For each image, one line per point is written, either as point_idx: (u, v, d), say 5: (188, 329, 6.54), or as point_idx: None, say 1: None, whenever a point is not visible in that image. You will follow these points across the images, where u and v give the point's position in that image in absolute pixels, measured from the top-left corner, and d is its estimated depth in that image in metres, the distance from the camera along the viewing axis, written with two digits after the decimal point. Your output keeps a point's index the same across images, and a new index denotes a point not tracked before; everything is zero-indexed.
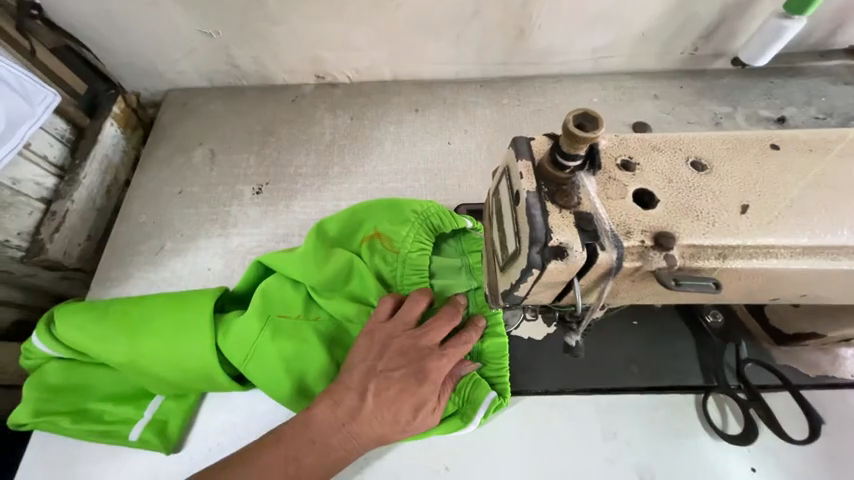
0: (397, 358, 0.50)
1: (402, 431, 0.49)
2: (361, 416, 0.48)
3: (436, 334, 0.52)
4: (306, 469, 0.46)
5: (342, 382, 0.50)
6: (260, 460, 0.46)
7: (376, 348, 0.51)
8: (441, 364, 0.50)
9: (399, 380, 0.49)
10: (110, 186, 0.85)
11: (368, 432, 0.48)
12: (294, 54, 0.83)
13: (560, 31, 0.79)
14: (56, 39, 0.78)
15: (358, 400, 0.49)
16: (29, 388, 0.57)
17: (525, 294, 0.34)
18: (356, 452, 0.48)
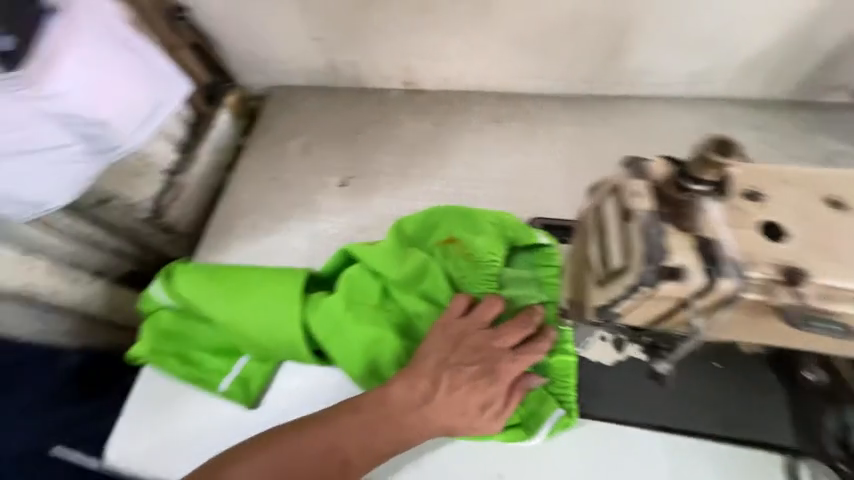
0: (471, 355, 0.54)
1: (466, 423, 0.53)
2: (433, 402, 0.53)
3: (509, 338, 0.55)
4: (380, 438, 0.53)
5: (416, 368, 0.55)
6: (341, 422, 0.53)
7: (452, 343, 0.55)
8: (511, 367, 0.54)
9: (471, 375, 0.53)
10: (218, 166, 0.97)
11: (437, 417, 0.53)
12: (389, 60, 0.88)
13: (658, 51, 0.78)
14: (193, 36, 0.89)
15: (431, 387, 0.53)
16: (150, 328, 0.68)
17: (620, 312, 0.35)
18: (423, 433, 0.54)
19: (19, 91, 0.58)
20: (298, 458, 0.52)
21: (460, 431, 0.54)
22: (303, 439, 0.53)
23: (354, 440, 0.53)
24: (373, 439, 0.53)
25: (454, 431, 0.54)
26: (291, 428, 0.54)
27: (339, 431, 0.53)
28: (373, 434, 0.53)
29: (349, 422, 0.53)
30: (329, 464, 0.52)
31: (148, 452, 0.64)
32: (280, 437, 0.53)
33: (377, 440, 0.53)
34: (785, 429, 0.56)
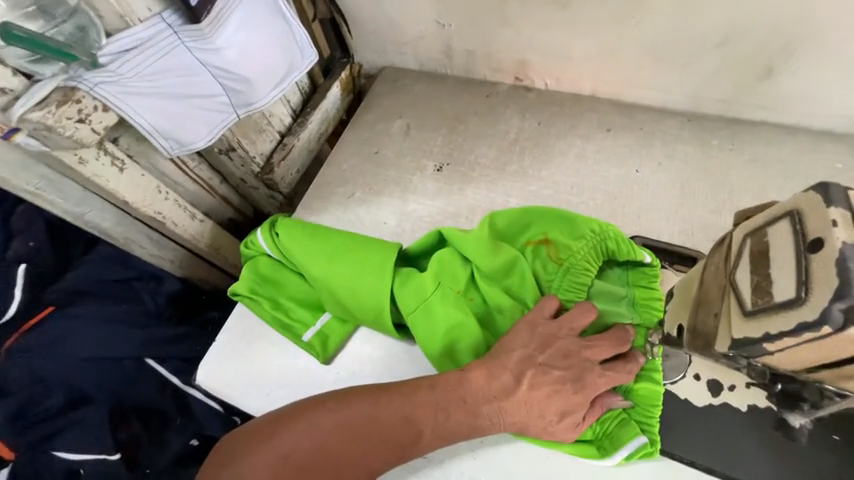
0: (558, 359, 0.54)
1: (541, 426, 0.53)
2: (511, 397, 0.53)
3: (599, 351, 0.54)
4: (452, 422, 0.53)
5: (497, 361, 0.55)
6: (415, 396, 0.54)
7: (541, 342, 0.54)
8: (598, 380, 0.53)
9: (557, 379, 0.53)
10: (321, 135, 1.02)
11: (514, 412, 0.53)
12: (508, 53, 0.87)
13: (819, 78, 0.69)
14: (326, 11, 0.94)
15: (512, 382, 0.53)
16: (246, 270, 0.72)
17: (773, 350, 0.32)
18: (493, 425, 0.54)
19: (189, 42, 0.61)
20: (370, 424, 0.53)
21: (532, 432, 0.53)
22: (376, 407, 0.54)
23: (425, 418, 0.53)
24: (445, 421, 0.53)
25: (526, 430, 0.54)
26: (367, 392, 0.55)
27: (413, 405, 0.54)
28: (445, 415, 0.53)
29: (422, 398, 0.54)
30: (399, 435, 0.53)
31: (229, 382, 0.69)
32: (355, 401, 0.54)
33: (447, 421, 0.53)
34: None
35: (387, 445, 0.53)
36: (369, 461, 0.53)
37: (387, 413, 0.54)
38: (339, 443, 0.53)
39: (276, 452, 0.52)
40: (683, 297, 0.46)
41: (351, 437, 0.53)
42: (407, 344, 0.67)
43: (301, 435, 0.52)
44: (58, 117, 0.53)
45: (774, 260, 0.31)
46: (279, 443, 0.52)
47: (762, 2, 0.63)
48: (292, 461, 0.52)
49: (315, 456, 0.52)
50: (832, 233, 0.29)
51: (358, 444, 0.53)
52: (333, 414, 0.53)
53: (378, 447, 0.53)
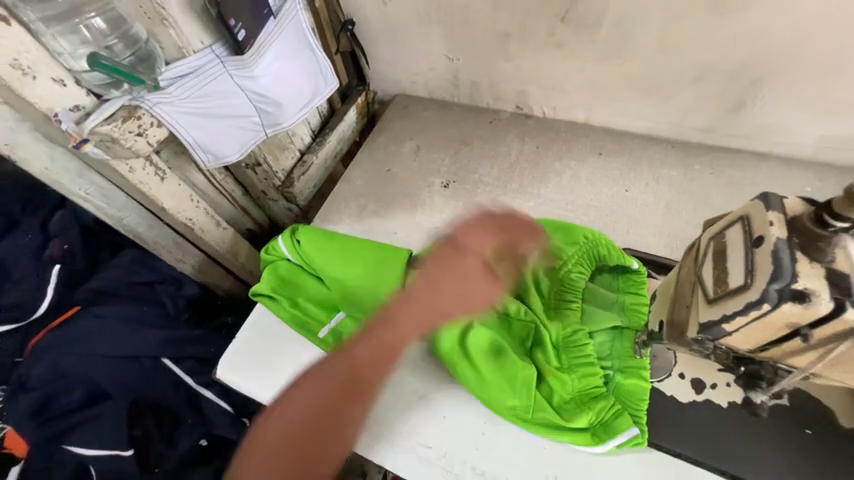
0: (459, 255, 0.61)
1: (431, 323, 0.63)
2: (424, 314, 0.62)
3: (480, 237, 0.62)
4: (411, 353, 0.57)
5: (441, 287, 0.60)
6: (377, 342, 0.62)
7: (449, 246, 0.62)
8: (468, 266, 0.61)
9: (455, 264, 0.61)
10: (338, 154, 1.11)
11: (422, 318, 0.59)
12: (509, 84, 0.97)
13: (784, 112, 0.78)
14: (347, 45, 1.03)
15: (442, 299, 0.59)
16: (269, 272, 0.78)
17: (731, 331, 0.38)
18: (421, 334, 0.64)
19: (232, 71, 0.71)
20: (348, 372, 0.62)
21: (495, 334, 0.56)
22: (347, 357, 0.63)
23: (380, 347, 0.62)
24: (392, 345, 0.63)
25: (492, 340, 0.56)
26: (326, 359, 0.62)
27: (354, 350, 0.61)
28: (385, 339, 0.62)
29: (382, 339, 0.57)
30: (371, 367, 0.61)
31: (247, 378, 0.73)
32: (318, 368, 0.62)
33: (386, 342, 0.62)
34: None
35: (369, 379, 0.62)
36: (345, 411, 0.56)
37: (359, 356, 0.62)
38: (328, 397, 0.58)
39: (279, 425, 0.57)
40: (663, 297, 0.53)
41: (339, 384, 0.60)
42: (416, 342, 0.72)
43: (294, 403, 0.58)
44: (122, 131, 0.60)
45: (730, 254, 0.37)
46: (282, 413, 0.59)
47: (730, 49, 0.73)
48: (297, 423, 0.57)
49: (314, 414, 0.57)
50: (769, 229, 0.34)
51: (334, 399, 0.57)
52: (318, 375, 0.61)
53: (350, 393, 0.56)
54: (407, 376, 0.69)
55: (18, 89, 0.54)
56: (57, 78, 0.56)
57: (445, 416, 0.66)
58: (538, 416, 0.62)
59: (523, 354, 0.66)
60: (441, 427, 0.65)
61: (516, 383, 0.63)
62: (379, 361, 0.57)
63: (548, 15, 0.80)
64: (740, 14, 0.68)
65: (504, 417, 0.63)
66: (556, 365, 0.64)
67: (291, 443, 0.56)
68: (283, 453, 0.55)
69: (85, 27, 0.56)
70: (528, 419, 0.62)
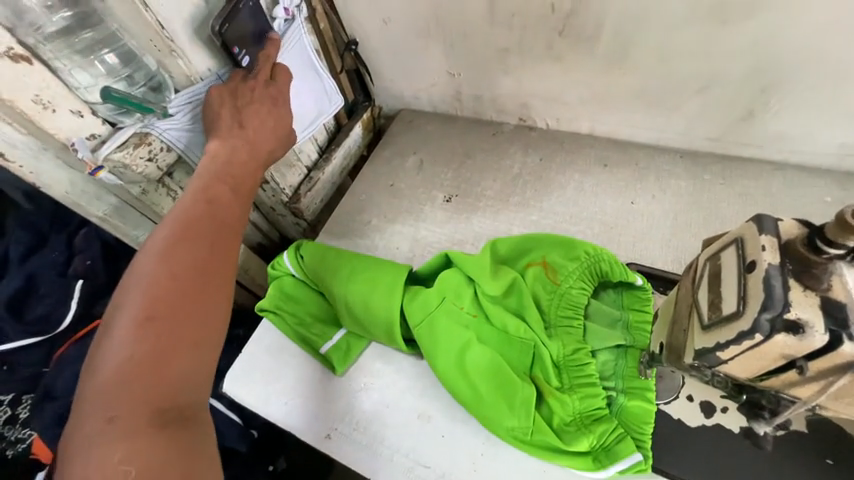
0: (248, 95, 0.68)
1: (240, 194, 0.62)
2: (235, 154, 0.64)
3: (280, 84, 0.73)
4: (216, 204, 0.58)
5: (244, 111, 0.67)
6: (187, 217, 0.55)
7: (234, 90, 0.67)
8: (272, 113, 0.69)
9: (249, 102, 0.68)
10: (344, 168, 1.14)
11: (223, 172, 0.61)
12: (511, 98, 0.97)
13: (798, 120, 0.75)
14: (352, 63, 1.04)
15: (245, 151, 0.65)
16: (272, 287, 0.79)
17: (726, 360, 0.36)
18: (235, 208, 0.60)
19: None
20: (180, 266, 0.51)
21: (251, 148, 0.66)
22: (168, 252, 0.51)
23: (222, 213, 0.58)
24: (208, 221, 0.55)
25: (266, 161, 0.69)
26: (129, 280, 0.50)
27: (168, 254, 0.51)
28: (204, 214, 0.56)
29: (211, 211, 0.57)
30: (213, 247, 0.54)
31: (248, 395, 0.72)
32: (127, 293, 0.49)
33: (212, 216, 0.56)
34: None
35: (207, 265, 0.52)
36: (202, 299, 0.50)
37: (177, 244, 0.52)
38: (181, 284, 0.50)
39: (118, 336, 0.46)
40: (663, 316, 0.50)
41: (180, 269, 0.50)
42: (416, 359, 0.72)
43: (137, 301, 0.48)
44: (133, 157, 0.66)
45: (724, 278, 0.36)
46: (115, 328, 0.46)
47: (734, 57, 0.71)
48: (139, 325, 0.46)
49: (170, 303, 0.48)
50: (761, 254, 0.33)
51: (188, 288, 0.50)
52: (135, 278, 0.50)
53: (206, 276, 0.52)
54: (409, 394, 0.69)
55: (39, 121, 0.59)
56: (75, 109, 0.60)
57: (443, 435, 0.65)
58: (537, 438, 0.60)
59: (523, 373, 0.65)
60: (439, 446, 0.64)
61: (515, 403, 0.61)
62: (199, 232, 0.54)
63: (546, 29, 0.80)
64: (742, 23, 0.66)
65: (501, 437, 0.62)
66: (556, 385, 0.63)
67: (149, 343, 0.45)
68: (131, 378, 0.44)
69: (100, 62, 0.60)
70: (527, 440, 0.61)
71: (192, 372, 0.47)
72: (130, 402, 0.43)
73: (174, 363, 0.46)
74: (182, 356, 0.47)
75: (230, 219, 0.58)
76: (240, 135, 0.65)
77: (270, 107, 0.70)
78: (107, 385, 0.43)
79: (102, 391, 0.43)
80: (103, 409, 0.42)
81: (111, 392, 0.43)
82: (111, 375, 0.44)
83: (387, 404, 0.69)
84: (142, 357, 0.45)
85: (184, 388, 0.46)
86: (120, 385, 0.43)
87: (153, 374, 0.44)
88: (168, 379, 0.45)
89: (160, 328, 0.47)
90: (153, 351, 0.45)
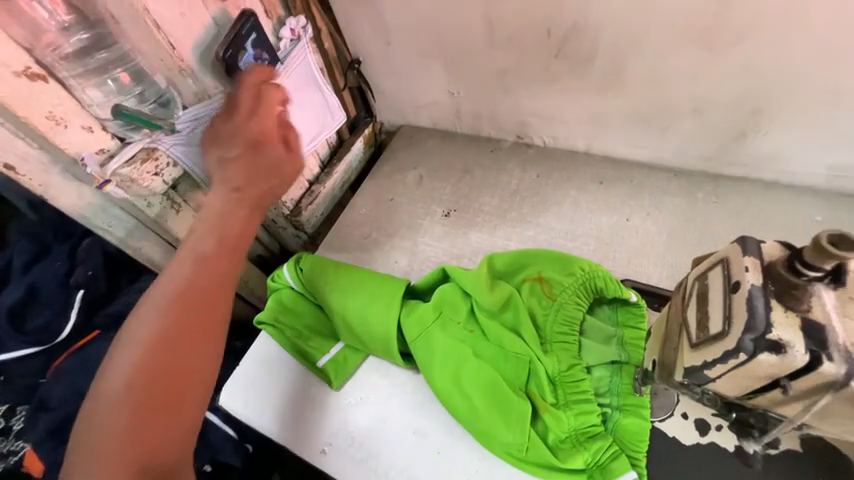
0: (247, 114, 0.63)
1: (240, 245, 0.60)
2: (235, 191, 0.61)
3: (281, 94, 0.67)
4: (217, 255, 0.58)
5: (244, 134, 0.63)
6: (188, 272, 0.55)
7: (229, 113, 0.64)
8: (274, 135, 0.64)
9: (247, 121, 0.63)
10: (345, 183, 1.16)
11: (223, 219, 0.59)
12: (509, 116, 0.99)
13: (786, 141, 0.77)
14: (355, 81, 1.08)
15: (252, 176, 0.62)
16: (272, 300, 0.80)
17: (714, 378, 0.36)
18: (237, 262, 0.59)
19: None
20: (182, 322, 0.53)
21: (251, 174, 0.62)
22: (175, 305, 0.54)
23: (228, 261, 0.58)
24: (215, 270, 0.57)
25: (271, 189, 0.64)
26: (130, 326, 0.53)
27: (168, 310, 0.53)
28: (206, 268, 0.56)
29: (211, 267, 0.57)
30: (213, 304, 0.56)
31: (244, 407, 0.72)
32: (126, 344, 0.52)
33: (218, 266, 0.57)
34: None
35: (208, 323, 0.55)
36: (193, 364, 0.53)
37: (181, 298, 0.54)
38: (174, 346, 0.53)
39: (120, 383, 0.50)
40: (656, 334, 0.51)
41: (177, 328, 0.53)
42: (412, 373, 0.72)
43: (130, 359, 0.51)
44: (141, 172, 0.67)
45: (710, 298, 0.37)
46: (116, 374, 0.50)
47: (723, 80, 0.73)
48: (139, 381, 0.50)
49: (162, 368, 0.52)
50: (745, 275, 0.34)
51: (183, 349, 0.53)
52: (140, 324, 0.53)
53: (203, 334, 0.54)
54: (406, 408, 0.69)
55: (52, 136, 0.61)
56: (86, 125, 0.62)
57: (439, 451, 0.65)
58: (533, 455, 0.60)
59: (518, 388, 0.65)
60: (433, 463, 0.64)
61: (510, 418, 0.62)
62: (200, 290, 0.55)
63: (542, 52, 0.83)
64: (730, 47, 0.69)
65: (496, 454, 0.62)
66: (551, 401, 0.63)
67: (146, 402, 0.50)
68: (120, 436, 0.49)
69: (112, 80, 0.63)
70: (522, 457, 0.60)
71: (175, 437, 0.52)
72: (114, 462, 0.48)
73: (167, 421, 0.51)
74: (167, 417, 0.51)
75: (228, 278, 0.58)
76: (253, 158, 0.62)
77: (273, 120, 0.64)
78: (99, 436, 0.49)
79: (97, 442, 0.48)
80: (105, 450, 0.48)
81: (101, 444, 0.48)
82: (113, 424, 0.49)
83: (384, 418, 0.69)
84: (130, 420, 0.49)
85: (166, 448, 0.51)
86: (119, 435, 0.49)
87: (147, 431, 0.50)
88: (162, 435, 0.50)
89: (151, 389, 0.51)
90: (141, 413, 0.50)
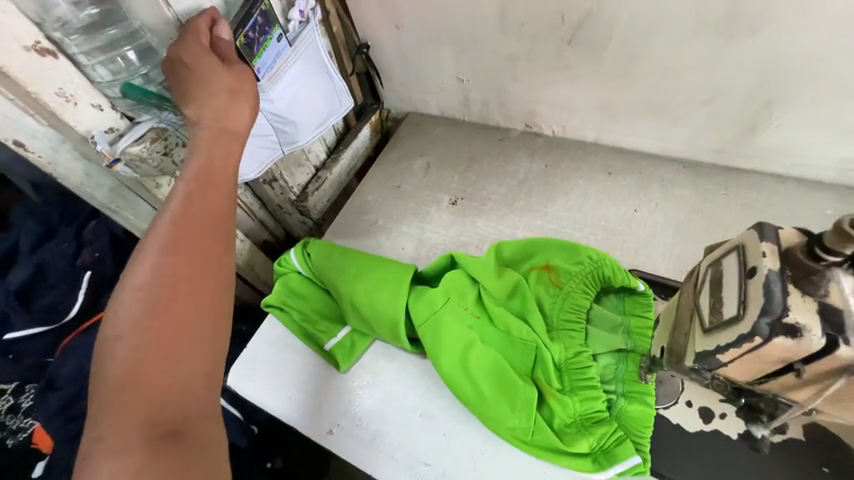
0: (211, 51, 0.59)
1: (228, 184, 0.55)
2: (216, 131, 0.56)
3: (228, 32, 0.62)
4: (207, 192, 0.53)
5: (210, 66, 0.57)
6: (181, 213, 0.51)
7: (191, 48, 0.57)
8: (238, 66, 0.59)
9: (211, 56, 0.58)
10: (352, 169, 1.16)
11: (207, 159, 0.54)
12: (519, 104, 0.98)
13: (800, 133, 0.76)
14: (362, 66, 1.07)
15: (224, 98, 0.57)
16: (279, 284, 0.80)
17: (727, 362, 0.37)
18: (228, 200, 0.55)
19: None
20: (180, 265, 0.48)
21: (228, 110, 0.57)
22: (171, 249, 0.49)
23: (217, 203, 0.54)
24: (207, 212, 0.52)
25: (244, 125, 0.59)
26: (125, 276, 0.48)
27: (163, 253, 0.48)
28: (199, 207, 0.52)
29: (202, 205, 0.52)
30: (210, 244, 0.51)
31: (252, 388, 0.73)
32: (123, 295, 0.47)
33: (209, 207, 0.52)
34: None
35: (207, 266, 0.50)
36: (198, 307, 0.48)
37: (181, 239, 0.50)
38: (175, 289, 0.47)
39: (120, 336, 0.45)
40: (665, 321, 0.51)
41: (176, 270, 0.48)
42: (418, 358, 0.73)
43: (129, 308, 0.46)
44: (151, 151, 0.66)
45: (724, 283, 0.37)
46: (114, 330, 0.45)
47: (738, 71, 0.72)
48: (140, 331, 0.45)
49: (162, 313, 0.46)
50: (762, 261, 0.34)
51: (185, 289, 0.48)
52: (135, 275, 0.47)
53: (204, 274, 0.50)
54: (414, 391, 0.70)
55: (61, 114, 0.60)
56: (94, 103, 0.62)
57: (446, 433, 0.66)
58: (538, 438, 0.61)
59: (524, 374, 0.66)
60: (442, 447, 0.65)
61: (515, 402, 0.62)
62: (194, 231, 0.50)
63: (555, 39, 0.82)
64: (748, 36, 0.68)
65: (503, 437, 0.63)
66: (558, 387, 0.63)
67: (147, 355, 0.44)
68: (127, 390, 0.43)
69: (121, 57, 0.62)
70: (528, 440, 0.61)
71: (187, 388, 0.45)
72: (123, 420, 0.42)
73: (177, 371, 0.45)
74: (174, 366, 0.45)
75: (220, 216, 0.53)
76: (222, 70, 0.57)
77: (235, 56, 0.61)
78: (104, 396, 0.43)
79: (104, 401, 0.43)
80: (112, 409, 0.42)
81: (107, 402, 0.43)
82: (117, 378, 0.43)
83: (392, 402, 0.70)
84: (134, 373, 0.43)
85: (179, 402, 0.44)
86: (125, 390, 0.43)
87: (156, 380, 0.44)
88: (171, 387, 0.44)
89: (153, 337, 0.45)
90: (146, 362, 0.44)
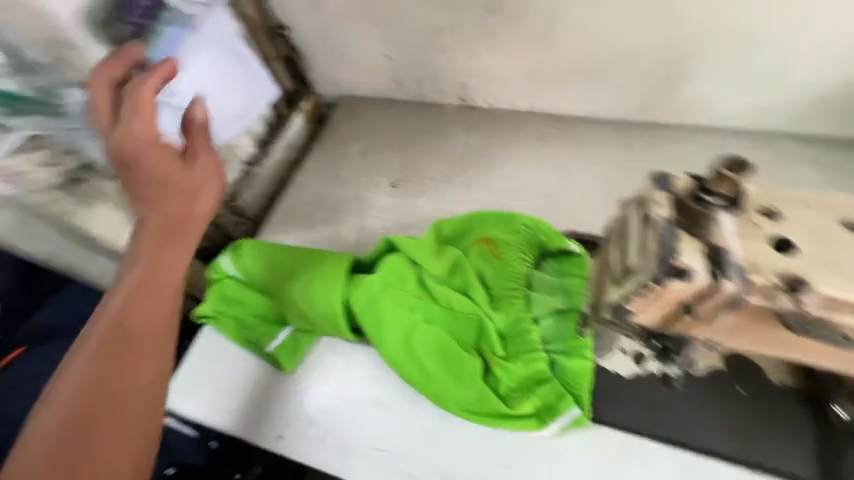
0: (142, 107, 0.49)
1: (176, 276, 0.49)
2: (179, 218, 0.49)
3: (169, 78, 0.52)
4: (149, 284, 0.47)
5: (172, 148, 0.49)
6: (126, 304, 0.46)
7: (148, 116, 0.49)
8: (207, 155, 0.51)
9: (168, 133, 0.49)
10: (289, 162, 1.07)
11: (158, 248, 0.48)
12: (448, 77, 0.96)
13: (711, 84, 0.79)
14: (284, 50, 1.02)
15: (184, 181, 0.49)
16: (210, 292, 0.75)
17: (632, 311, 0.37)
18: (175, 295, 0.49)
19: None
20: (117, 364, 0.44)
21: (196, 199, 0.50)
22: (109, 344, 0.45)
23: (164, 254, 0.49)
24: (154, 304, 0.48)
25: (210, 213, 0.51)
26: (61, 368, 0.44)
27: (101, 348, 0.44)
28: (145, 298, 0.47)
29: (150, 296, 0.47)
30: (151, 341, 0.47)
31: (195, 403, 0.70)
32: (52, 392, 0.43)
33: (155, 299, 0.48)
34: (808, 465, 0.57)
35: (144, 366, 0.46)
36: (127, 413, 0.44)
37: (120, 334, 0.45)
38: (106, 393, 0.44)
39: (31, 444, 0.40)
40: (592, 279, 0.52)
41: (111, 368, 0.44)
42: (366, 348, 0.71)
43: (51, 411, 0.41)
44: None
45: (626, 234, 0.37)
46: (29, 435, 0.41)
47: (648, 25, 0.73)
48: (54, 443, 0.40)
49: (86, 421, 0.42)
50: (654, 208, 0.34)
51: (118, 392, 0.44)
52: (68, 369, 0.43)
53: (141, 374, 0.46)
54: (360, 379, 0.69)
55: None
56: None
57: (399, 417, 0.65)
58: (485, 408, 0.62)
59: (469, 347, 0.66)
60: (394, 429, 0.64)
61: (462, 375, 0.63)
62: (134, 324, 0.46)
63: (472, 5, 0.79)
64: None
65: (452, 412, 0.63)
66: (502, 356, 0.64)
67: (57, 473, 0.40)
68: None
69: None
70: (476, 411, 0.62)
71: None
72: None
73: None
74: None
75: (166, 309, 0.48)
76: (164, 147, 0.48)
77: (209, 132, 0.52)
78: None
79: None
80: None
81: None
82: None
83: (341, 392, 0.68)
84: None
85: None
86: None
87: None
88: None
89: (67, 451, 0.41)
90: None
